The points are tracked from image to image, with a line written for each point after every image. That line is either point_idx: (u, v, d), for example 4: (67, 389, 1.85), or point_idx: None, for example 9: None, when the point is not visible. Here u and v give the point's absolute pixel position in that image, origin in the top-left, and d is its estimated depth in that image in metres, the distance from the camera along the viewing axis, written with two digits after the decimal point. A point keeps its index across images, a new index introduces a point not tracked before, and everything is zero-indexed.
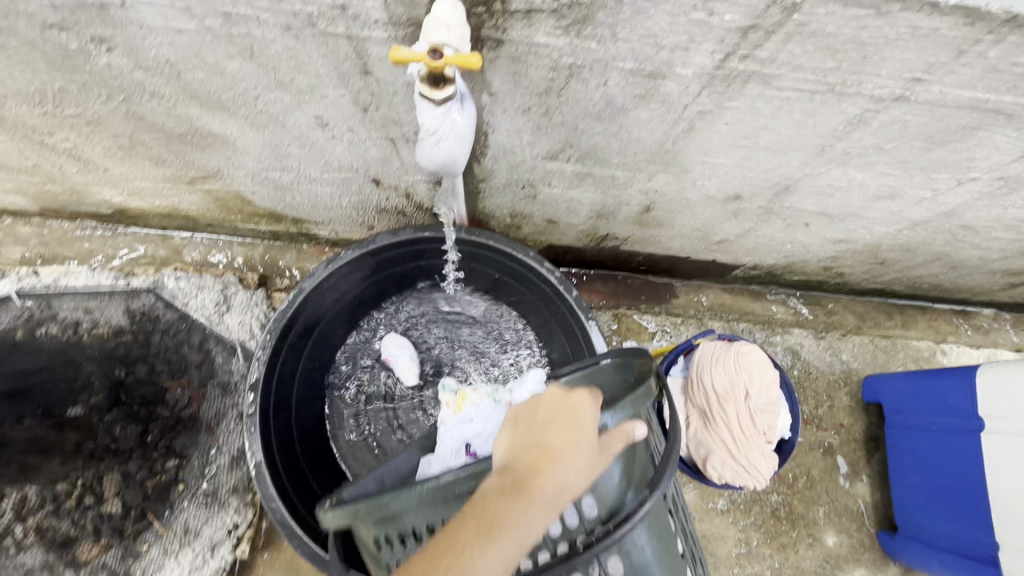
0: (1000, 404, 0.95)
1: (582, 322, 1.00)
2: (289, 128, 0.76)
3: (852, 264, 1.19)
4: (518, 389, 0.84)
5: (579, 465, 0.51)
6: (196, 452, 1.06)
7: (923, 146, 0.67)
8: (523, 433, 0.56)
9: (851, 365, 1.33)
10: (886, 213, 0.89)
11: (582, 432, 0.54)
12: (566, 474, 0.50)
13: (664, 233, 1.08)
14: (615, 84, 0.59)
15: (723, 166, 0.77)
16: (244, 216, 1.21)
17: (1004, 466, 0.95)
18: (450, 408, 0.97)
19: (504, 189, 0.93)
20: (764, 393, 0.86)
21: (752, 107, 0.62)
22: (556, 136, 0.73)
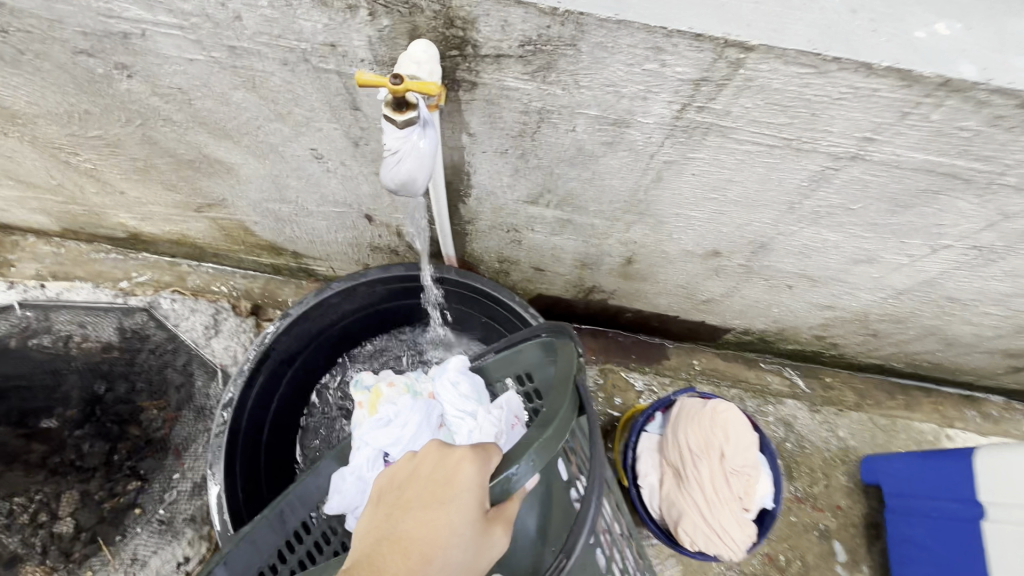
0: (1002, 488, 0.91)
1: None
2: (287, 159, 0.82)
3: (844, 334, 1.17)
4: (439, 377, 0.84)
5: (453, 555, 0.47)
6: (159, 476, 1.04)
7: (889, 209, 0.69)
8: (391, 513, 0.52)
9: (848, 443, 1.27)
10: (867, 278, 0.89)
11: (456, 526, 0.48)
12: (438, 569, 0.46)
13: (650, 288, 1.09)
14: (583, 129, 0.63)
15: (698, 219, 0.80)
16: (247, 247, 1.26)
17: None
18: (364, 409, 0.89)
19: (490, 232, 0.96)
20: (739, 455, 0.83)
21: (716, 159, 0.65)
22: (535, 180, 0.76)
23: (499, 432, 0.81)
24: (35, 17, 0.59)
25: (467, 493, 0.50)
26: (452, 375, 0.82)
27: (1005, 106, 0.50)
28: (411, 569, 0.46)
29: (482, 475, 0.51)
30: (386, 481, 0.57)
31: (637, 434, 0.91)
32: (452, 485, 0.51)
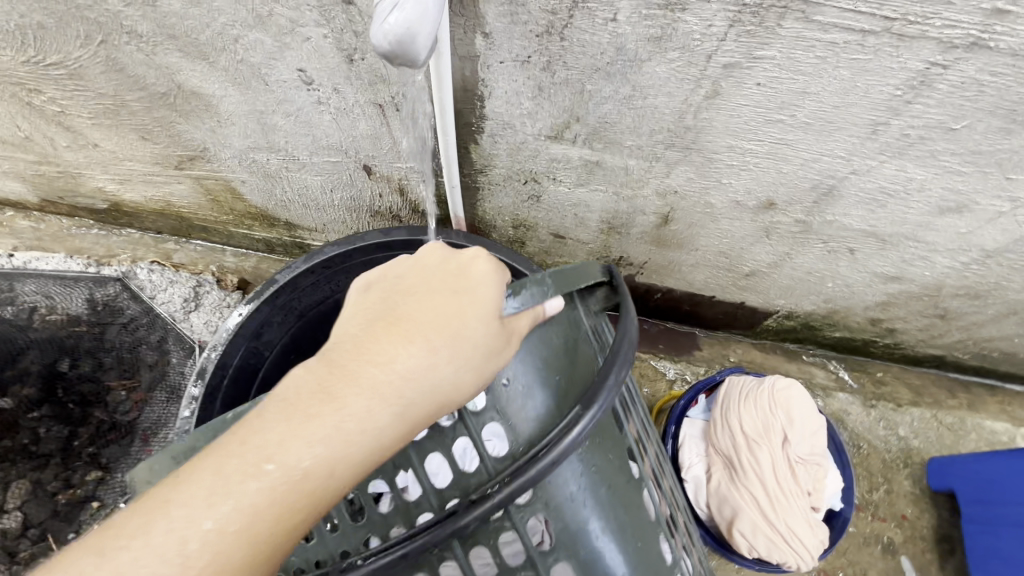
0: None
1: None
2: (272, 87, 0.71)
3: (905, 315, 1.02)
4: None
5: (444, 350, 0.43)
6: (121, 466, 0.91)
7: (1002, 127, 0.56)
8: (374, 301, 0.46)
9: (911, 443, 1.11)
10: (950, 236, 0.75)
11: (449, 325, 0.44)
12: (426, 364, 0.42)
13: (684, 258, 0.96)
14: (626, 17, 0.51)
15: (754, 155, 0.67)
16: (237, 217, 1.15)
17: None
18: None
19: (505, 185, 0.84)
20: (805, 442, 0.69)
21: (789, 58, 0.52)
22: (561, 104, 0.64)
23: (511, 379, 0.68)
24: None
25: (475, 286, 0.46)
26: None
27: None
28: (392, 354, 0.42)
29: (493, 278, 0.46)
30: (371, 276, 0.50)
31: (678, 421, 0.77)
32: (459, 284, 0.46)
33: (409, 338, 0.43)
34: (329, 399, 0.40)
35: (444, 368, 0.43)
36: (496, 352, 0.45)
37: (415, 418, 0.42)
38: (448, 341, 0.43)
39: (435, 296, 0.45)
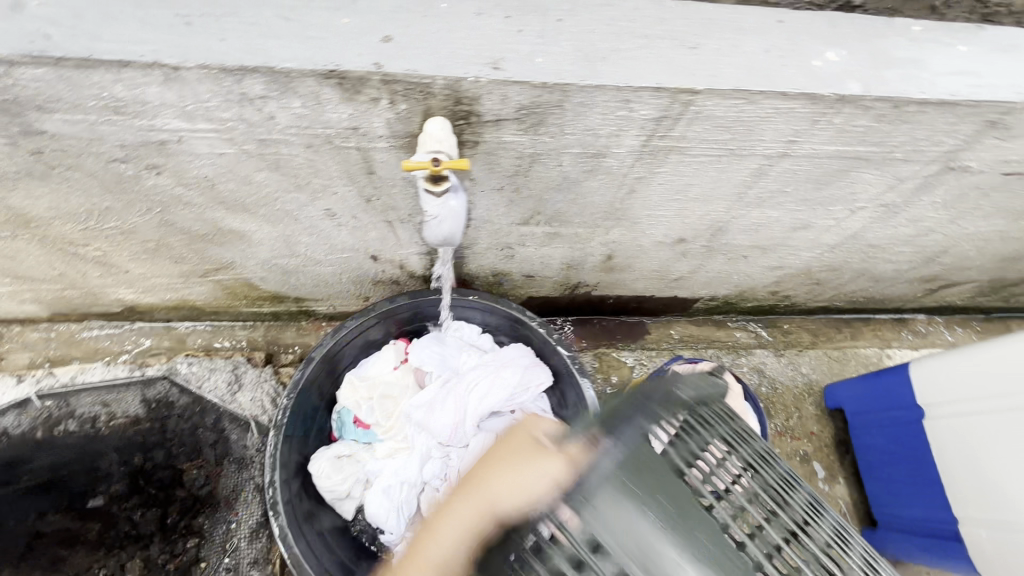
0: (935, 388, 1.08)
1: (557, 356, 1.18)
2: (301, 220, 0.91)
3: (793, 287, 1.36)
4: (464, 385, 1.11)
5: (537, 470, 0.48)
6: (216, 528, 1.08)
7: (815, 187, 0.86)
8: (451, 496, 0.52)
9: (811, 376, 1.47)
10: (806, 240, 1.07)
11: (513, 470, 0.49)
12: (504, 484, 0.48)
13: (628, 276, 1.24)
14: (568, 164, 0.76)
15: (665, 216, 0.94)
16: (248, 300, 1.32)
17: (944, 448, 1.08)
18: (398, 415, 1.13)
19: (486, 252, 1.08)
20: (730, 405, 0.99)
21: (677, 171, 0.79)
22: (526, 206, 0.89)
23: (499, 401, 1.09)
24: (75, 138, 0.66)
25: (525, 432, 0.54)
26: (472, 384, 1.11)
27: (884, 108, 0.67)
28: (470, 504, 0.49)
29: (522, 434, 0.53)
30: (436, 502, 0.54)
31: None
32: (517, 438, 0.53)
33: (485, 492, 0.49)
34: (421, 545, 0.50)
35: (546, 485, 0.46)
36: (562, 462, 0.48)
37: (486, 515, 0.48)
38: (514, 481, 0.48)
39: (501, 447, 0.53)
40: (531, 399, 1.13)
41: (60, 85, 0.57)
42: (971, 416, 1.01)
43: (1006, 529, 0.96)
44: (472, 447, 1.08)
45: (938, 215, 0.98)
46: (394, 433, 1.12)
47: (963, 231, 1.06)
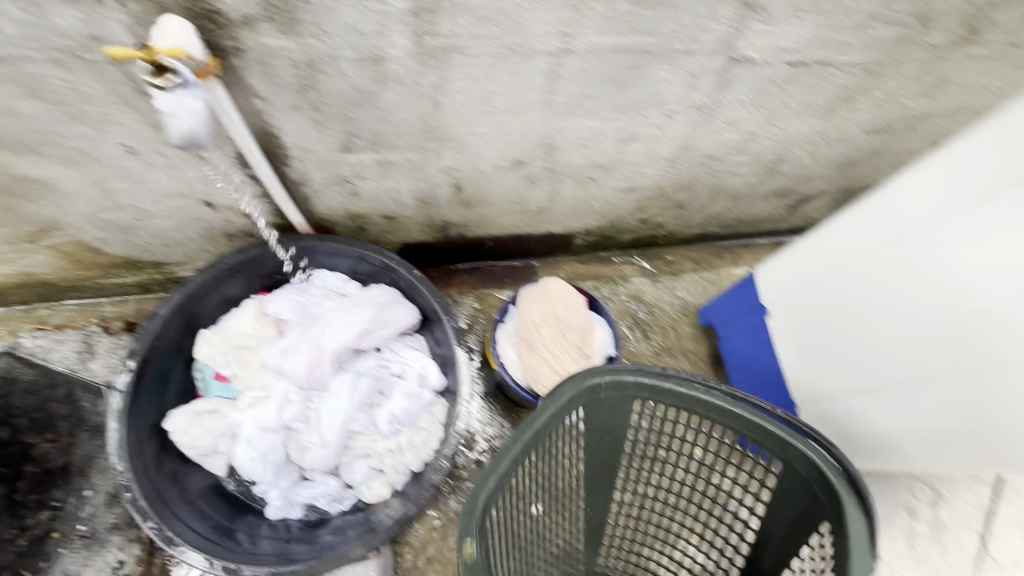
0: (791, 270, 1.08)
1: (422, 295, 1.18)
2: (103, 161, 0.87)
3: (659, 213, 1.41)
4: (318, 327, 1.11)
5: None
6: (70, 498, 1.06)
7: (618, 89, 0.88)
8: None
9: (688, 299, 1.53)
10: (642, 154, 1.10)
11: None
12: None
13: (489, 210, 1.25)
14: (352, 72, 0.75)
15: (488, 134, 0.95)
16: (103, 270, 1.26)
17: (801, 329, 1.08)
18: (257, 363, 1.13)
19: (327, 190, 1.06)
20: (572, 315, 1.02)
21: (469, 76, 0.79)
22: (338, 129, 0.88)
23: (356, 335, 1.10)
24: None
25: None
26: (327, 322, 1.11)
27: None
28: None
29: None
30: None
31: (497, 327, 1.08)
32: None
33: None
34: None
35: None
36: None
37: None
38: None
39: None
40: (393, 335, 1.15)
41: None
42: (820, 293, 1.01)
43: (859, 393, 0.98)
44: (331, 386, 1.08)
45: (753, 117, 1.02)
46: (254, 382, 1.11)
47: (786, 134, 1.11)
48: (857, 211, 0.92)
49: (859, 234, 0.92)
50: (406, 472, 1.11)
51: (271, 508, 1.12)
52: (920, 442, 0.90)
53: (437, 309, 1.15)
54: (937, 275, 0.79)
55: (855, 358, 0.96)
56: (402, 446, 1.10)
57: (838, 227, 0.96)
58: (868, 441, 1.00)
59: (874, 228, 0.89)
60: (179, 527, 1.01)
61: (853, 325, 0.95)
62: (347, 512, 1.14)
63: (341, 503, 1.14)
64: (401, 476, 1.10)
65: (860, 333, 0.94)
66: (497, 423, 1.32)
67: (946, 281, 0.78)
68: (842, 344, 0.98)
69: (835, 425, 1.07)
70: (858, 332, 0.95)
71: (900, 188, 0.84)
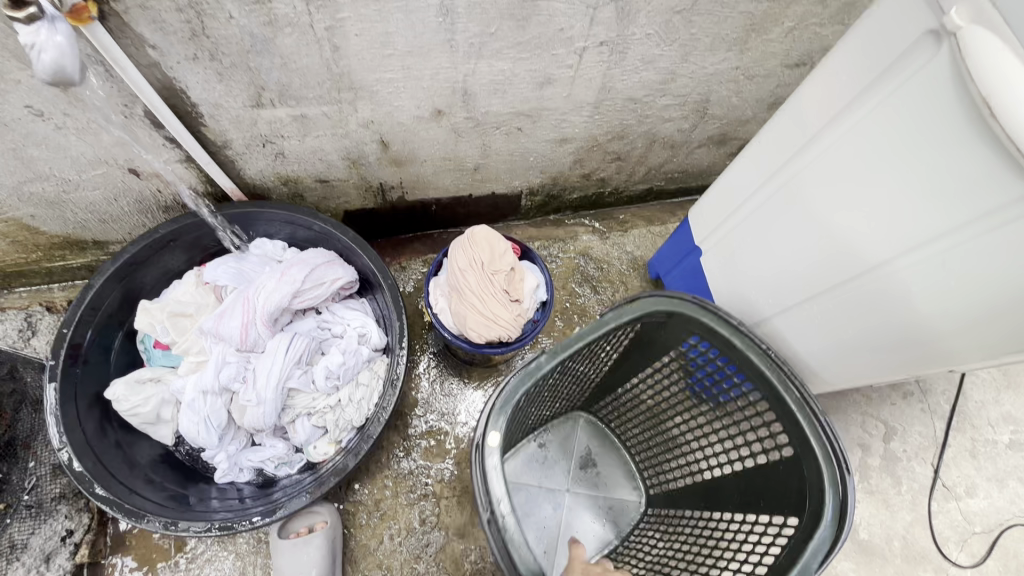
0: (720, 194, 1.05)
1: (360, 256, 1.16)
2: (12, 126, 0.88)
3: (599, 166, 1.41)
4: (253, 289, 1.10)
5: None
6: (14, 471, 1.05)
7: (517, 25, 0.89)
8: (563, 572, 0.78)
9: (637, 254, 1.54)
10: (563, 100, 1.11)
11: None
12: None
13: (422, 169, 1.26)
14: (238, 15, 0.76)
15: (397, 81, 0.95)
16: (45, 251, 1.27)
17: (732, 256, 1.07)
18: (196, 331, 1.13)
19: (251, 152, 1.07)
20: (499, 260, 1.02)
21: (360, 15, 0.80)
22: (243, 81, 0.89)
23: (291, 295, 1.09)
24: None
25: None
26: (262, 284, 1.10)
27: None
28: None
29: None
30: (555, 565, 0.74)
31: (430, 280, 1.09)
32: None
33: None
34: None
35: None
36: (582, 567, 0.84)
37: None
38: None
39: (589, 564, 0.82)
40: (330, 295, 1.15)
41: None
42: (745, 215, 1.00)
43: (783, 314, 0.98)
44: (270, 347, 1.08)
45: (666, 52, 1.03)
46: (198, 348, 1.12)
47: (706, 72, 1.12)
48: (771, 124, 0.89)
49: (775, 149, 0.89)
50: (351, 428, 1.12)
51: (218, 473, 1.11)
52: (840, 354, 0.91)
53: (373, 268, 1.14)
54: (843, 182, 0.78)
55: (779, 279, 0.95)
56: (345, 402, 1.10)
57: (754, 147, 0.94)
58: (797, 365, 1.01)
59: (787, 142, 0.87)
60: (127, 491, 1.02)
61: (774, 245, 0.94)
62: (295, 474, 1.14)
63: (290, 466, 1.14)
64: (346, 432, 1.11)
65: (780, 252, 0.93)
66: (448, 382, 1.33)
67: (855, 187, 0.77)
68: (766, 267, 0.98)
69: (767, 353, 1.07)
70: (779, 253, 0.93)
71: (803, 94, 0.82)
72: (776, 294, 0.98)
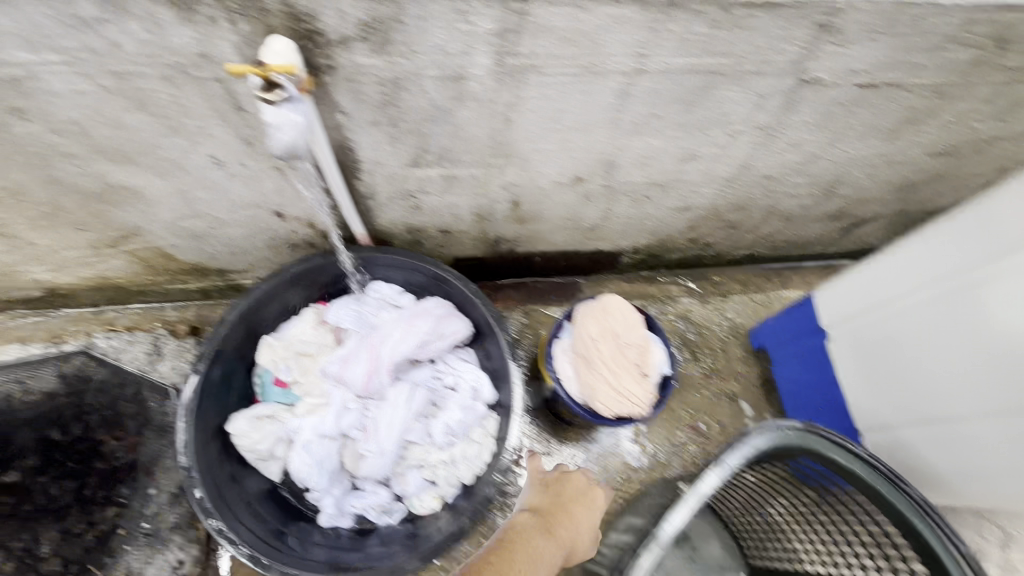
0: (867, 287, 1.04)
1: (477, 308, 1.16)
2: (190, 172, 0.92)
3: (709, 232, 1.40)
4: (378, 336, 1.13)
5: (586, 514, 0.98)
6: (136, 496, 1.09)
7: (685, 109, 0.89)
8: (548, 496, 1.01)
9: (738, 321, 1.51)
10: (700, 174, 1.10)
11: (588, 515, 0.98)
12: (586, 518, 0.97)
13: (541, 226, 1.26)
14: (432, 90, 0.78)
15: (552, 151, 0.97)
16: (171, 275, 1.32)
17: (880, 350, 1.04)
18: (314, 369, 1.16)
19: (391, 203, 1.10)
20: (631, 331, 1.01)
21: (542, 94, 0.82)
22: (411, 144, 0.91)
23: (414, 346, 1.12)
24: None
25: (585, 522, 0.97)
26: (388, 333, 1.12)
27: (717, 13, 0.71)
28: (570, 532, 0.93)
29: (584, 513, 0.98)
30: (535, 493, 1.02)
31: (552, 342, 1.08)
32: (572, 500, 1.00)
33: (576, 520, 0.96)
34: (569, 529, 0.94)
35: (589, 533, 0.96)
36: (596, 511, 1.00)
37: (569, 546, 0.92)
38: (591, 518, 0.98)
39: (579, 498, 1.00)
40: (448, 348, 1.16)
41: None
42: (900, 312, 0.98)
43: (946, 419, 0.94)
44: (388, 396, 1.10)
45: (816, 138, 1.02)
46: (316, 389, 1.15)
47: (848, 156, 1.10)
48: (948, 228, 0.88)
49: (949, 254, 0.88)
50: (459, 485, 1.11)
51: (323, 516, 1.12)
52: (1010, 472, 0.87)
53: (491, 322, 1.13)
54: (1002, 310, 0.81)
55: (942, 383, 0.93)
56: (457, 458, 1.10)
57: (918, 248, 0.93)
58: (958, 473, 0.96)
59: (966, 250, 0.86)
60: (244, 531, 1.02)
61: (938, 349, 0.92)
62: (396, 524, 1.13)
63: (391, 515, 1.13)
64: (453, 489, 1.10)
65: (946, 357, 0.91)
66: (542, 440, 1.30)
67: None
68: (927, 368, 0.95)
69: (918, 455, 1.03)
70: (944, 356, 0.91)
71: (1003, 207, 0.81)
72: (938, 398, 0.94)
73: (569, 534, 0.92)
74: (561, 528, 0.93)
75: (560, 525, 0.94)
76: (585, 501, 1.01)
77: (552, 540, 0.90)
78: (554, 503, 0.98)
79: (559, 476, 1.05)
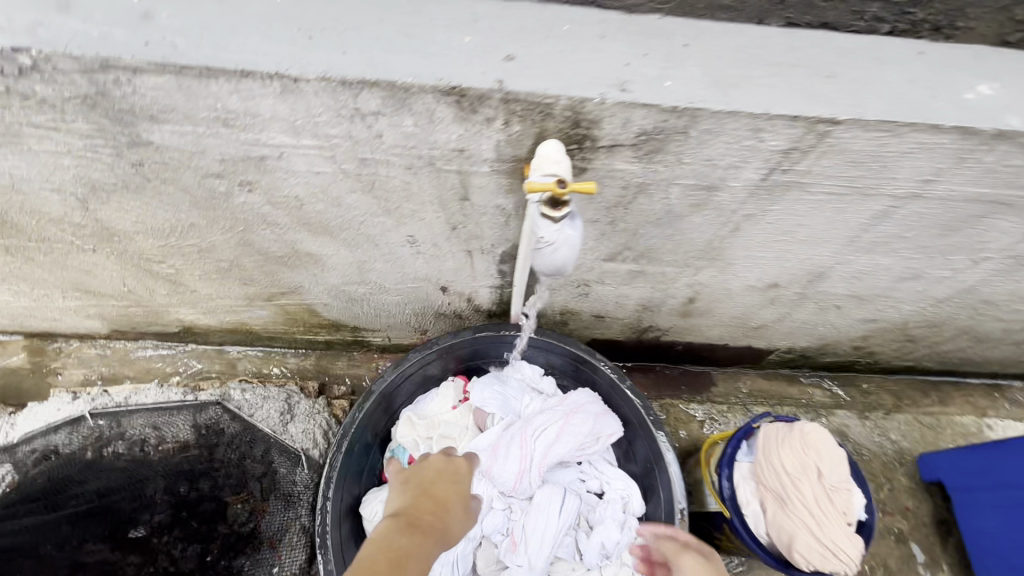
0: None
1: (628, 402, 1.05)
2: (380, 246, 0.87)
3: (881, 343, 1.25)
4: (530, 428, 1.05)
5: (461, 510, 0.81)
6: (258, 572, 1.03)
7: (940, 233, 0.78)
8: (412, 487, 0.81)
9: (900, 444, 1.33)
10: (911, 293, 0.98)
11: (462, 519, 0.80)
12: (462, 523, 0.80)
13: (703, 322, 1.16)
14: (675, 197, 0.71)
15: (763, 259, 0.87)
16: (306, 327, 1.28)
17: None
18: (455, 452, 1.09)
19: (561, 289, 1.02)
20: (835, 471, 0.88)
21: (791, 209, 0.73)
22: (617, 241, 0.84)
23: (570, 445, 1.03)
24: (177, 149, 0.65)
25: (455, 516, 0.79)
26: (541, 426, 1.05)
27: None
28: (453, 517, 0.79)
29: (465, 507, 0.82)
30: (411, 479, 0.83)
31: (729, 464, 0.96)
32: (450, 487, 0.84)
33: (445, 507, 0.79)
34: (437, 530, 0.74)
35: (462, 520, 0.80)
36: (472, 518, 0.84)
37: (447, 539, 0.75)
38: (463, 518, 0.80)
39: (439, 480, 0.85)
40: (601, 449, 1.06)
41: (178, 94, 0.57)
42: None
43: None
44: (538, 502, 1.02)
45: None
46: None
47: None
48: None
49: None
50: None
51: None
52: None
53: (646, 420, 1.02)
54: None
55: None
56: None
57: None
58: None
59: None
60: None
61: None
62: None
63: None
64: None
65: None
66: None
67: None
68: None
69: None
70: None
71: None
72: None
73: (439, 519, 0.75)
74: (450, 516, 0.78)
75: (427, 518, 0.74)
76: (453, 478, 0.87)
77: (424, 539, 0.70)
78: (421, 500, 0.78)
79: (417, 471, 0.85)
